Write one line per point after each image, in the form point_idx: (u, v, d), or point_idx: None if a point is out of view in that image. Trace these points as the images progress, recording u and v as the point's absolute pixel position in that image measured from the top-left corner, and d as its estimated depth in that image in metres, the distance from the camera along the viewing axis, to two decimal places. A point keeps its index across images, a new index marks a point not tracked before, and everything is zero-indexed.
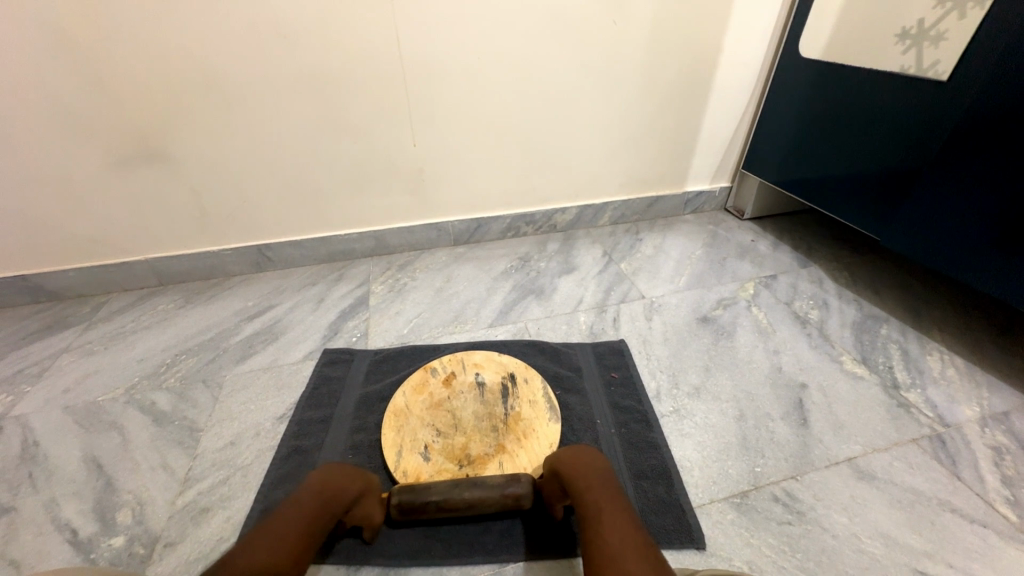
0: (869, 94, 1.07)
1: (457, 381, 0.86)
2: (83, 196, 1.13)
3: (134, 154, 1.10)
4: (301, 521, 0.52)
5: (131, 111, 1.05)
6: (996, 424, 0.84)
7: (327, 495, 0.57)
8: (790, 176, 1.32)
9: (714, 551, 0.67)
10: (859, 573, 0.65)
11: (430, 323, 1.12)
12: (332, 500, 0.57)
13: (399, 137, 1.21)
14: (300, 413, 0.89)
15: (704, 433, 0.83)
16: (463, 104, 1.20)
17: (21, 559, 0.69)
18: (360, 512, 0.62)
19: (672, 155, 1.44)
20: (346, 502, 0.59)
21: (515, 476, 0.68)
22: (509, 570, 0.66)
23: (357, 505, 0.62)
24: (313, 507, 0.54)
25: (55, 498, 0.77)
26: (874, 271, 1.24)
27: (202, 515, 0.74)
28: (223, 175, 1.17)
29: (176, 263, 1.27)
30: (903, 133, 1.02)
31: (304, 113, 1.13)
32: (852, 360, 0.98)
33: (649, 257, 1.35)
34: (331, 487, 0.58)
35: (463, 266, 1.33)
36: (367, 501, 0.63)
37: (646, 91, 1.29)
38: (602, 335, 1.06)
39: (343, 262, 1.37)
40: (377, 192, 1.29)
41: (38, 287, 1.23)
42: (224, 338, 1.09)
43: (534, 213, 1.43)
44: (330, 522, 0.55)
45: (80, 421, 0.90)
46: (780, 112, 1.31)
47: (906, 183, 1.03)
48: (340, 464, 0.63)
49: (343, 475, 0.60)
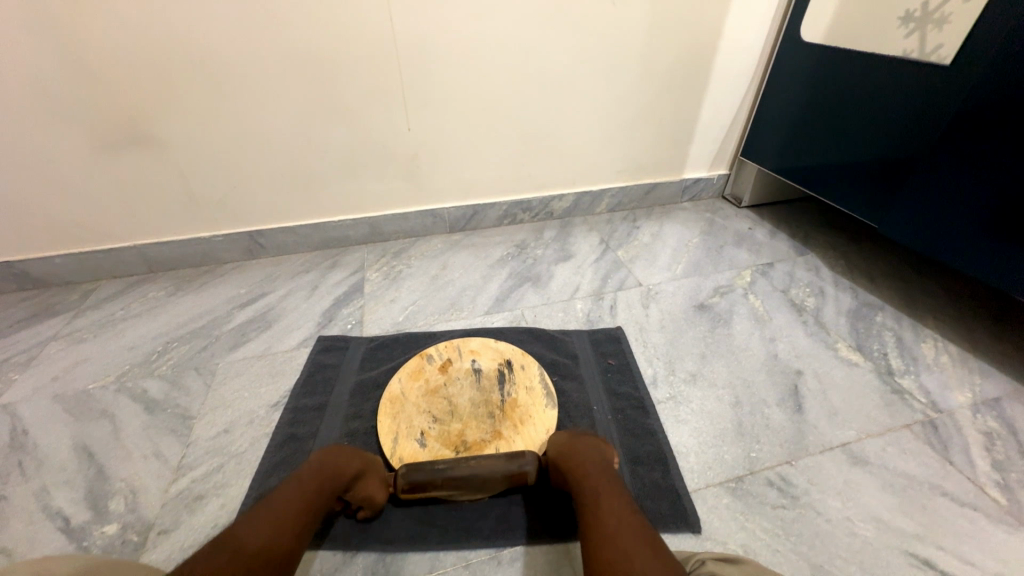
0: (869, 79, 1.06)
1: (453, 368, 0.85)
2: (67, 181, 1.10)
3: (119, 137, 1.07)
4: (298, 502, 0.55)
5: (114, 92, 1.01)
6: (988, 410, 0.85)
7: (325, 475, 0.60)
8: (788, 163, 1.31)
9: (709, 535, 0.68)
10: (851, 555, 0.66)
11: (426, 310, 1.11)
12: (331, 477, 0.60)
13: (394, 121, 1.19)
14: (295, 400, 0.88)
15: (701, 419, 0.84)
16: (459, 88, 1.17)
17: (12, 548, 0.68)
18: (361, 490, 0.64)
19: (670, 141, 1.42)
20: (346, 480, 0.62)
21: (521, 452, 0.69)
22: (506, 555, 0.66)
23: (358, 483, 0.64)
24: (311, 489, 0.57)
25: (46, 486, 0.76)
26: (870, 259, 1.24)
27: (197, 502, 0.73)
28: (213, 159, 1.14)
29: (166, 250, 1.25)
30: (903, 120, 1.01)
31: (295, 96, 1.10)
32: (847, 347, 0.98)
33: (646, 244, 1.34)
34: (330, 467, 0.61)
35: (459, 253, 1.32)
36: (369, 479, 0.65)
37: (645, 76, 1.27)
38: (599, 322, 1.06)
39: (337, 249, 1.35)
40: (372, 177, 1.26)
41: (24, 273, 1.21)
42: (217, 326, 1.08)
43: (531, 200, 1.42)
44: (329, 497, 0.59)
45: (70, 410, 0.89)
46: (779, 98, 1.30)
47: (904, 170, 1.02)
48: (340, 446, 0.66)
49: (340, 455, 0.64)
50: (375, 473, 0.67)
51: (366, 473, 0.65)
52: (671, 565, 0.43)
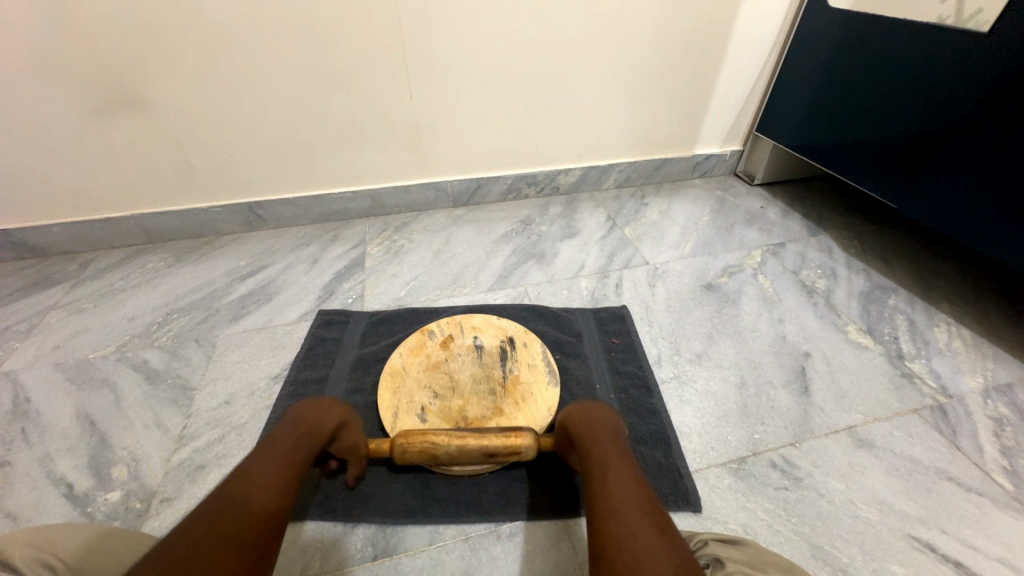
0: (897, 49, 0.99)
1: (455, 345, 0.84)
2: (59, 146, 1.07)
3: (109, 100, 1.03)
4: (275, 459, 0.52)
5: (102, 52, 0.96)
6: (999, 396, 0.84)
7: (306, 428, 0.59)
8: (806, 140, 1.26)
9: (709, 515, 0.68)
10: (852, 537, 0.65)
11: (428, 285, 1.09)
12: (311, 432, 0.58)
13: (397, 89, 1.14)
14: (295, 373, 0.87)
15: (705, 400, 0.83)
16: (463, 51, 1.11)
17: (17, 512, 0.69)
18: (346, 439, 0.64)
19: (683, 115, 1.37)
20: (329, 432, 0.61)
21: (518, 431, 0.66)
22: (506, 530, 0.67)
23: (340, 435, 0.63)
24: (292, 444, 0.56)
25: (49, 453, 0.76)
26: (884, 240, 1.21)
27: (198, 472, 0.73)
28: (206, 125, 1.10)
29: (165, 220, 1.23)
30: (929, 95, 0.95)
31: (291, 59, 1.05)
32: (857, 330, 0.96)
33: (654, 222, 1.30)
34: (309, 419, 0.60)
35: (462, 228, 1.29)
36: (352, 429, 0.64)
37: (659, 43, 1.20)
38: (603, 301, 1.04)
39: (338, 222, 1.33)
40: (373, 148, 1.23)
41: (22, 242, 1.19)
42: (217, 298, 1.07)
43: (535, 174, 1.38)
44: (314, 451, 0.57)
45: (71, 378, 0.89)
46: (800, 69, 1.23)
47: (928, 147, 0.98)
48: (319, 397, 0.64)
49: (317, 410, 0.61)
50: (357, 421, 0.65)
51: (347, 424, 0.63)
52: (680, 553, 0.40)
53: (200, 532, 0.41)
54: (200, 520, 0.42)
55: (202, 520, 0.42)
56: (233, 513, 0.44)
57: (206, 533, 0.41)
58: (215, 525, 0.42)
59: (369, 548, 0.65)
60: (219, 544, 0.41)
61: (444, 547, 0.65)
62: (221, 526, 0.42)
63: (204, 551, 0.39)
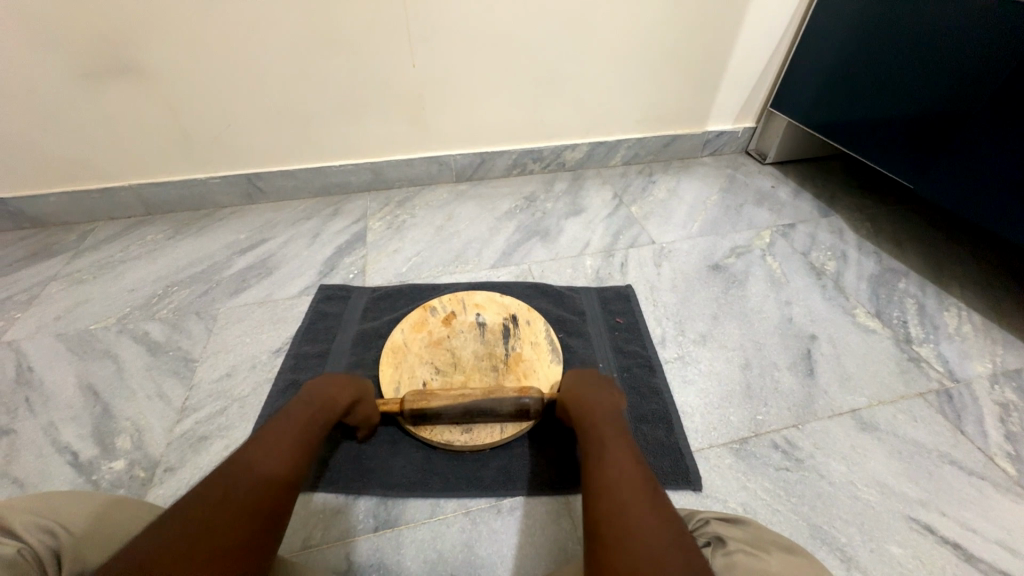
0: (922, 21, 0.94)
1: (457, 322, 0.83)
2: (50, 113, 1.03)
3: (99, 64, 0.98)
4: (287, 432, 0.52)
5: (88, 14, 0.92)
6: (1007, 381, 0.83)
7: (318, 406, 0.58)
8: (823, 117, 1.21)
9: (709, 494, 0.68)
10: (851, 517, 0.66)
11: (430, 261, 1.08)
12: (323, 407, 0.59)
13: (398, 57, 1.09)
14: (297, 347, 0.87)
15: (707, 381, 0.82)
16: (467, 15, 1.06)
17: (23, 478, 0.70)
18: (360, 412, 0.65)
19: (695, 89, 1.32)
20: (340, 410, 0.61)
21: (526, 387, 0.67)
22: (507, 505, 0.67)
23: (353, 408, 0.65)
24: (302, 419, 0.55)
25: (53, 422, 0.77)
26: (897, 222, 1.18)
27: (201, 443, 0.74)
28: (201, 93, 1.07)
29: (163, 191, 1.20)
30: (957, 70, 0.91)
31: (287, 22, 1.00)
32: (864, 313, 0.95)
33: (661, 200, 1.28)
34: (319, 398, 0.60)
35: (465, 204, 1.26)
36: (365, 402, 0.66)
37: (674, 11, 1.14)
38: (608, 280, 1.02)
39: (339, 195, 1.30)
40: (374, 119, 1.19)
41: (20, 212, 1.17)
42: (217, 271, 1.06)
43: (541, 149, 1.34)
44: (325, 427, 0.58)
45: (73, 349, 0.89)
46: (819, 42, 1.18)
47: (950, 127, 0.94)
48: (331, 375, 0.65)
49: (331, 386, 0.62)
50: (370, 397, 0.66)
51: (360, 400, 0.65)
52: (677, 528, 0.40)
53: (212, 501, 0.41)
54: (211, 487, 0.42)
55: (212, 488, 0.42)
56: (241, 485, 0.44)
57: (215, 504, 0.41)
58: (222, 498, 0.42)
59: (370, 520, 0.66)
60: (228, 518, 0.40)
61: (445, 520, 0.66)
62: (230, 499, 0.42)
63: (209, 526, 0.39)
